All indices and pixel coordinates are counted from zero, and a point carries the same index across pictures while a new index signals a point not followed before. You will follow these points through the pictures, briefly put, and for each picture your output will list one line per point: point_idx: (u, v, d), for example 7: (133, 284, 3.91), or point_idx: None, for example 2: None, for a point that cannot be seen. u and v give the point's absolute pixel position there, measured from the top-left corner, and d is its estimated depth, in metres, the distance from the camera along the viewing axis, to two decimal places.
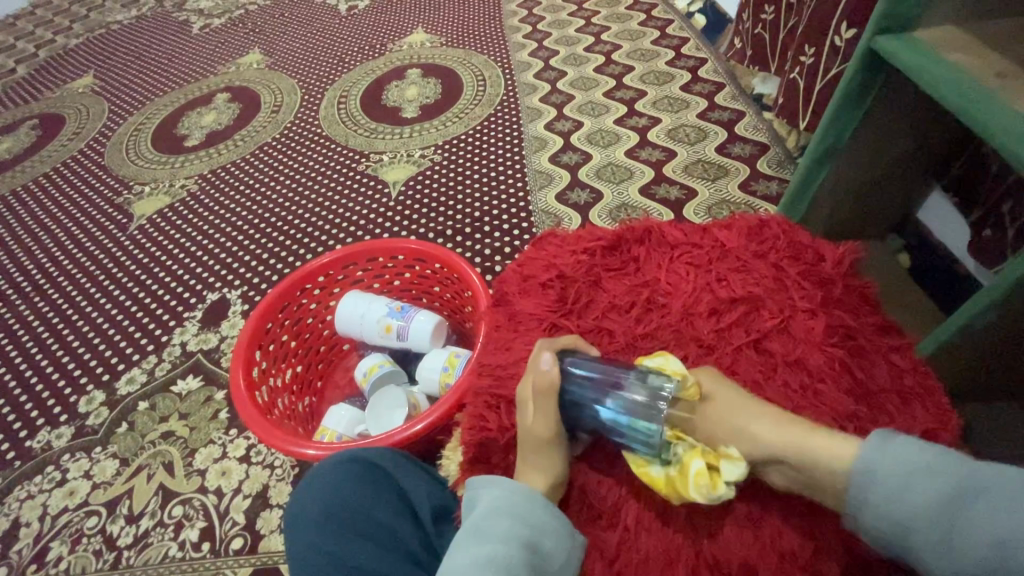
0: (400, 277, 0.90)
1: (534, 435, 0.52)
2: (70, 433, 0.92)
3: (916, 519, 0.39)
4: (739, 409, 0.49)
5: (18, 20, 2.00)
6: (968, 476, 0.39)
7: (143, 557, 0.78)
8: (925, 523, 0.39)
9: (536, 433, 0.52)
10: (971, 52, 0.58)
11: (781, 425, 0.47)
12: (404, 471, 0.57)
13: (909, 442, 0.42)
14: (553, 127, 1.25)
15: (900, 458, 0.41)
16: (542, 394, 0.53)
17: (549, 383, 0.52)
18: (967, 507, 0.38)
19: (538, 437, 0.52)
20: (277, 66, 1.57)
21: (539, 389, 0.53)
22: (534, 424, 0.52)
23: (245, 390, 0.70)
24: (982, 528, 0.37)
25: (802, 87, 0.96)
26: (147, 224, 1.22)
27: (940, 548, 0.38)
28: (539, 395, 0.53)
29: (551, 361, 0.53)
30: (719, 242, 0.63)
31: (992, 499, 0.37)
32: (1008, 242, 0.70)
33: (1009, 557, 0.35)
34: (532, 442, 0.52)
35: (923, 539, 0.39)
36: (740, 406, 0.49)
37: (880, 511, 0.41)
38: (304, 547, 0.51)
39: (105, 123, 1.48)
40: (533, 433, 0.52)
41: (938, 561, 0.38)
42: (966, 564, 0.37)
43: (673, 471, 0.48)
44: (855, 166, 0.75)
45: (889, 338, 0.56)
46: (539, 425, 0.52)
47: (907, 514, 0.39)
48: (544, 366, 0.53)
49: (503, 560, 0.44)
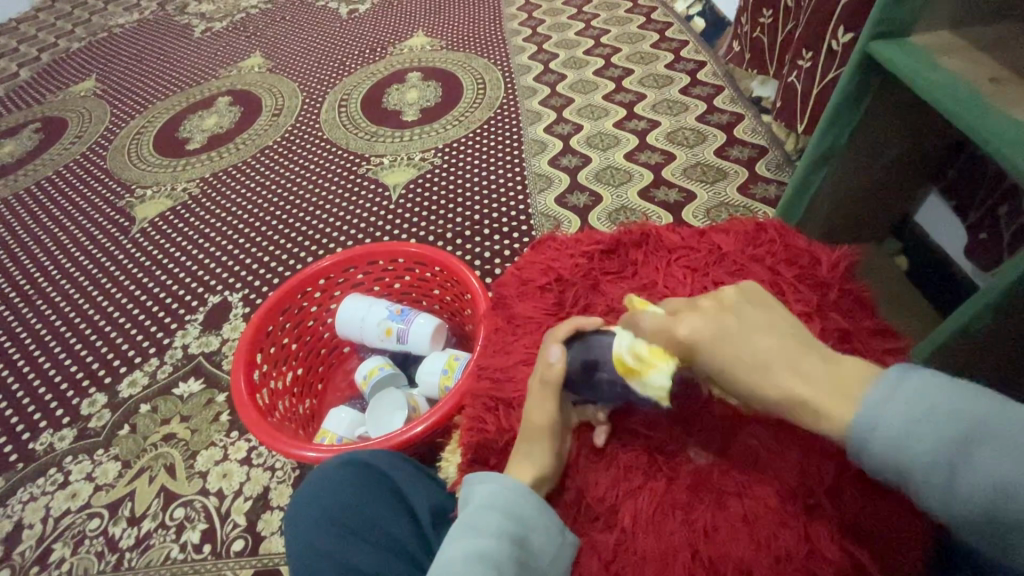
0: (400, 280, 0.90)
1: (534, 425, 0.54)
2: (73, 435, 0.93)
3: (915, 466, 0.37)
4: (742, 368, 0.46)
5: (21, 24, 2.01)
6: (978, 420, 0.36)
7: (145, 558, 0.79)
8: (925, 469, 0.37)
9: (535, 423, 0.54)
10: (965, 58, 0.58)
11: (786, 380, 0.45)
12: (403, 473, 0.58)
13: (922, 383, 0.39)
14: (552, 130, 1.26)
15: (907, 401, 0.38)
16: (548, 383, 0.54)
17: (554, 375, 0.54)
18: (969, 453, 0.36)
19: (537, 426, 0.54)
20: (278, 70, 1.58)
21: (545, 380, 0.55)
22: (534, 414, 0.54)
23: (245, 392, 0.71)
24: (985, 475, 0.35)
25: (799, 90, 0.96)
26: (148, 227, 1.22)
27: (939, 495, 0.36)
28: (544, 385, 0.54)
29: (558, 354, 0.55)
30: (716, 246, 0.64)
31: (1000, 446, 0.35)
32: (1005, 244, 0.71)
33: (1010, 504, 0.34)
34: (531, 431, 0.54)
35: (922, 484, 0.37)
36: (745, 361, 0.46)
37: (879, 456, 0.39)
38: (305, 548, 0.51)
39: (107, 127, 1.49)
40: (532, 422, 0.54)
41: (938, 506, 0.37)
42: (964, 509, 0.36)
43: None
44: (852, 169, 0.76)
45: (885, 341, 0.56)
46: (539, 415, 0.54)
47: (906, 460, 0.38)
48: (553, 358, 0.55)
49: (493, 555, 0.44)
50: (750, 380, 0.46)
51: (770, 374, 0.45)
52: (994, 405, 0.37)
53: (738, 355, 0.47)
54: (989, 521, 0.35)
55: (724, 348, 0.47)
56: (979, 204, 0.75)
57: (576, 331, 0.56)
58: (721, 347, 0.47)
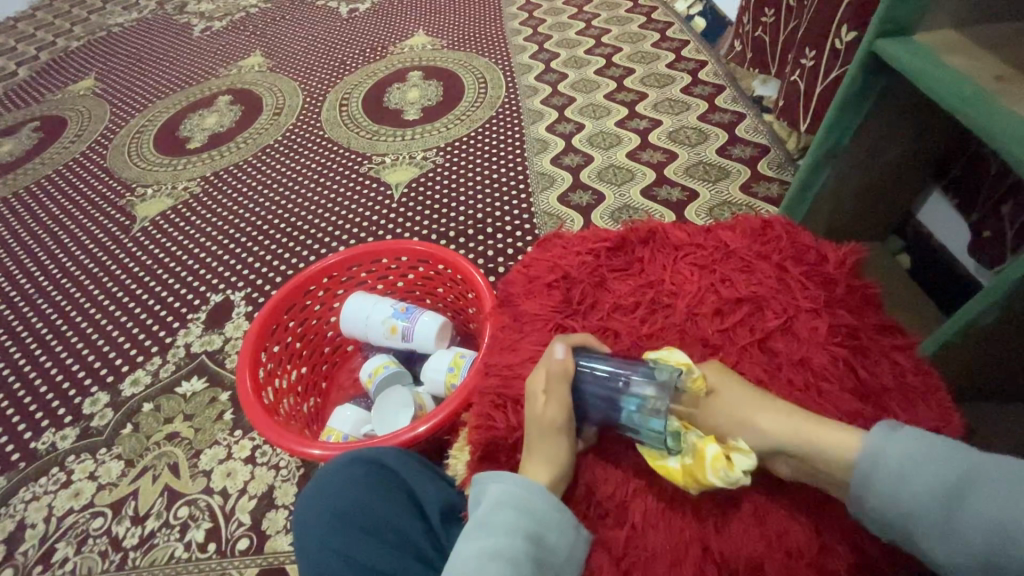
0: (404, 279, 0.90)
1: (543, 420, 0.53)
2: (75, 434, 0.92)
3: (920, 506, 0.41)
4: (746, 403, 0.50)
5: (19, 23, 2.00)
6: (972, 462, 0.41)
7: (150, 557, 0.78)
8: (928, 510, 0.40)
9: (546, 418, 0.53)
10: (970, 55, 0.59)
11: (788, 416, 0.48)
12: (411, 471, 0.58)
13: (913, 433, 0.44)
14: (554, 129, 1.26)
15: (905, 447, 0.43)
16: (556, 378, 0.54)
17: (563, 370, 0.54)
18: (969, 495, 0.39)
19: (550, 421, 0.52)
20: (278, 68, 1.58)
21: (551, 376, 0.54)
22: (545, 409, 0.53)
23: (251, 391, 0.71)
24: (983, 512, 0.38)
25: (802, 89, 0.96)
26: (150, 226, 1.22)
27: (942, 537, 0.40)
28: (551, 381, 0.54)
29: (565, 350, 0.55)
30: (723, 243, 0.64)
31: (997, 488, 0.39)
32: (1008, 242, 0.71)
33: (1007, 541, 0.37)
34: (543, 426, 0.53)
35: (926, 525, 0.41)
36: (750, 397, 0.50)
37: (884, 497, 0.42)
38: (318, 549, 0.52)
39: (107, 125, 1.49)
40: (543, 417, 0.53)
41: (939, 545, 0.40)
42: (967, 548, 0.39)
43: (688, 459, 0.49)
44: (856, 168, 0.76)
45: (891, 337, 0.57)
46: (549, 409, 0.53)
47: (911, 497, 0.41)
48: (558, 354, 0.55)
49: (508, 553, 0.46)
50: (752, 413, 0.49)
51: (776, 408, 0.49)
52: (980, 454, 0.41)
53: (743, 392, 0.51)
54: (988, 560, 0.38)
55: (728, 386, 0.52)
56: (983, 202, 0.75)
57: (587, 345, 0.57)
58: (726, 384, 0.52)
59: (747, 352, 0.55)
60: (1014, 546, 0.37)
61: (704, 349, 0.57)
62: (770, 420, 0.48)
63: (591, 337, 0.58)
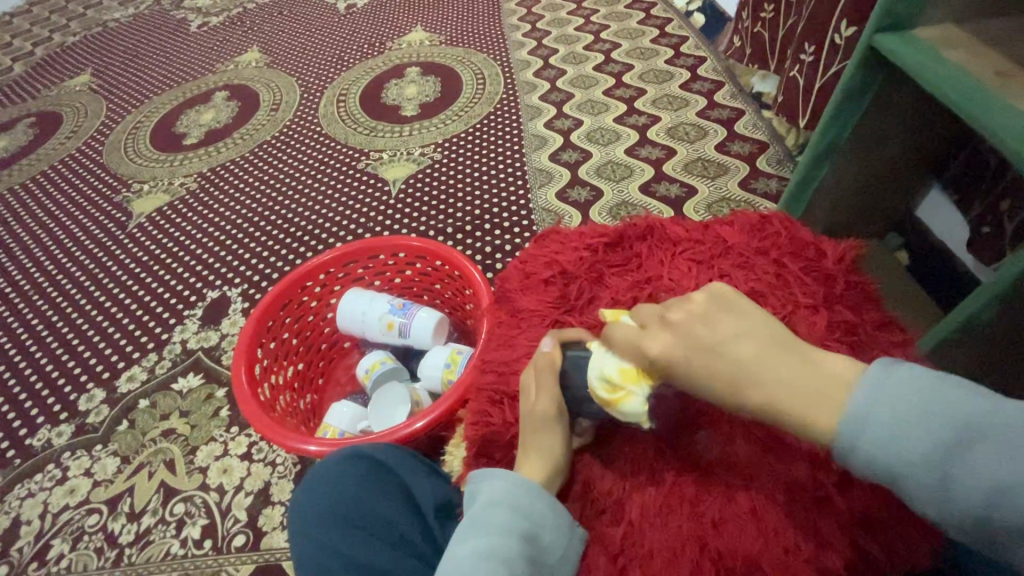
0: (401, 275, 0.90)
1: (535, 414, 0.54)
2: (70, 431, 0.92)
3: (907, 467, 0.36)
4: (725, 361, 0.44)
5: (14, 18, 1.99)
6: (972, 418, 0.35)
7: (145, 554, 0.78)
8: (917, 470, 0.36)
9: (538, 411, 0.53)
10: (970, 50, 0.58)
11: (773, 377, 0.43)
12: (406, 467, 0.57)
13: (908, 381, 0.38)
14: (553, 125, 1.25)
15: (895, 401, 0.38)
16: (544, 371, 0.55)
17: (551, 362, 0.55)
18: (963, 454, 0.35)
19: (540, 414, 0.53)
20: (276, 64, 1.57)
21: (539, 369, 0.55)
22: (536, 403, 0.54)
23: (247, 386, 0.70)
24: (978, 474, 0.34)
25: (801, 85, 0.96)
26: (146, 222, 1.21)
27: (933, 498, 0.35)
28: (540, 374, 0.55)
29: (551, 342, 0.57)
30: (721, 239, 0.63)
31: (998, 447, 0.34)
32: (1007, 238, 0.71)
33: (1000, 505, 0.33)
34: (535, 421, 0.53)
35: (913, 486, 0.36)
36: (732, 352, 0.44)
37: (870, 456, 0.38)
38: (309, 544, 0.51)
39: (104, 121, 1.48)
40: (535, 411, 0.54)
41: (932, 508, 0.36)
42: (957, 511, 0.35)
43: None
44: (854, 163, 0.76)
45: (890, 333, 0.56)
46: (541, 402, 0.54)
47: (904, 458, 0.36)
48: (544, 348, 0.56)
49: (502, 552, 0.45)
50: (732, 371, 0.44)
51: (760, 367, 0.43)
52: (983, 404, 0.36)
53: (725, 345, 0.45)
54: (980, 521, 0.34)
55: (707, 338, 0.45)
56: (982, 198, 0.75)
57: (581, 339, 0.57)
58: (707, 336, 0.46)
59: None
60: (1008, 509, 0.33)
61: None
62: (754, 380, 0.43)
63: (584, 331, 0.58)
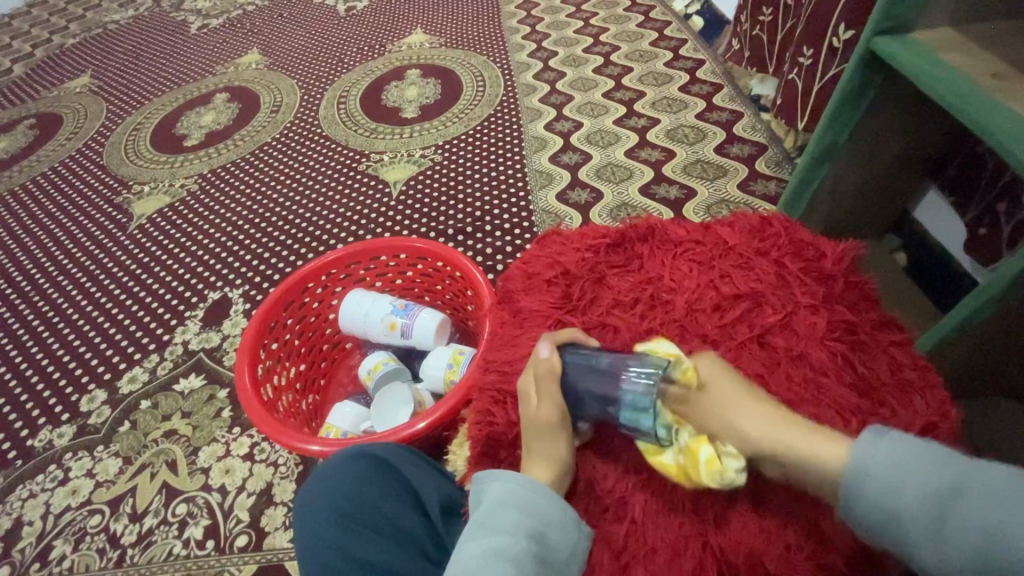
0: (403, 276, 0.91)
1: (538, 421, 0.53)
2: (72, 432, 0.92)
3: (908, 513, 0.39)
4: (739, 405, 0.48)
5: (13, 20, 1.99)
6: (956, 469, 0.39)
7: (148, 555, 0.78)
8: (917, 518, 0.38)
9: (541, 419, 0.53)
10: (968, 53, 0.59)
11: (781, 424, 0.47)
12: (412, 468, 0.58)
13: (903, 440, 0.42)
14: (552, 127, 1.26)
15: (893, 453, 0.41)
16: (545, 377, 0.54)
17: (551, 367, 0.54)
18: (960, 505, 0.37)
19: (544, 421, 0.53)
20: (276, 66, 1.57)
21: (539, 376, 0.55)
22: (539, 410, 0.54)
23: (250, 387, 0.71)
24: (975, 523, 0.36)
25: (800, 88, 0.97)
26: (147, 223, 1.22)
27: (932, 546, 0.38)
28: (541, 381, 0.54)
29: (548, 348, 0.56)
30: (721, 240, 0.64)
31: (990, 498, 0.37)
32: (1005, 239, 0.72)
33: (998, 549, 0.35)
34: (539, 427, 0.53)
35: (913, 533, 0.39)
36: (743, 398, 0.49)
37: (871, 502, 0.40)
38: (316, 544, 0.51)
39: (104, 122, 1.48)
40: (538, 419, 0.53)
41: (931, 555, 0.38)
42: (957, 557, 0.37)
43: (683, 459, 0.49)
44: (853, 165, 0.77)
45: (889, 333, 0.57)
46: (543, 410, 0.53)
47: (902, 509, 0.39)
48: (542, 353, 0.55)
49: (510, 551, 0.45)
50: (746, 414, 0.48)
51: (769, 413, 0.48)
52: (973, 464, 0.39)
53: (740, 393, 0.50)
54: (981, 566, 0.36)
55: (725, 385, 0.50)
56: (979, 198, 0.75)
57: (575, 340, 0.57)
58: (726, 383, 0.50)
59: (746, 348, 0.55)
60: (1005, 554, 0.35)
61: (703, 345, 0.56)
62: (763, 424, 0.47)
63: (578, 332, 0.58)
